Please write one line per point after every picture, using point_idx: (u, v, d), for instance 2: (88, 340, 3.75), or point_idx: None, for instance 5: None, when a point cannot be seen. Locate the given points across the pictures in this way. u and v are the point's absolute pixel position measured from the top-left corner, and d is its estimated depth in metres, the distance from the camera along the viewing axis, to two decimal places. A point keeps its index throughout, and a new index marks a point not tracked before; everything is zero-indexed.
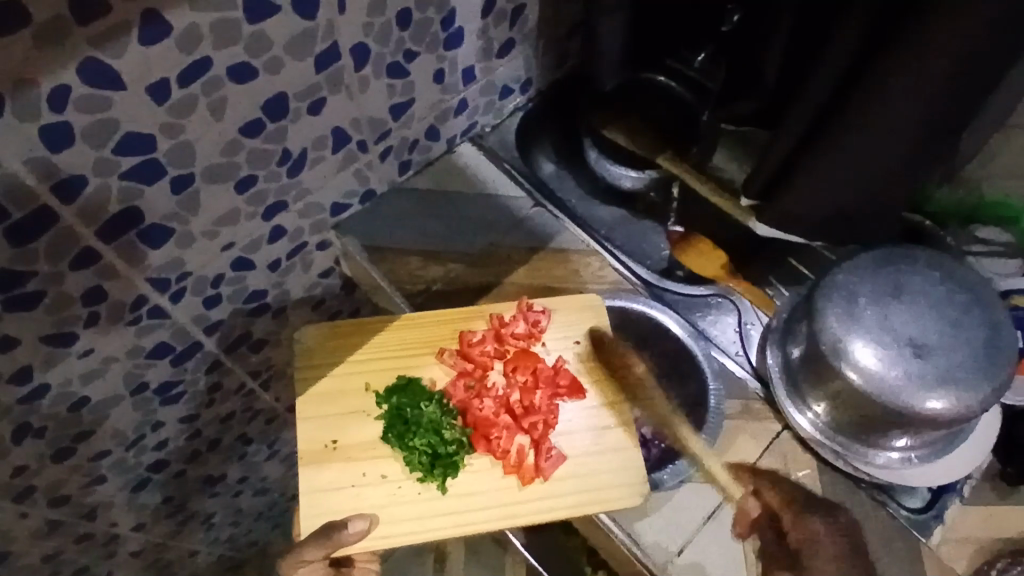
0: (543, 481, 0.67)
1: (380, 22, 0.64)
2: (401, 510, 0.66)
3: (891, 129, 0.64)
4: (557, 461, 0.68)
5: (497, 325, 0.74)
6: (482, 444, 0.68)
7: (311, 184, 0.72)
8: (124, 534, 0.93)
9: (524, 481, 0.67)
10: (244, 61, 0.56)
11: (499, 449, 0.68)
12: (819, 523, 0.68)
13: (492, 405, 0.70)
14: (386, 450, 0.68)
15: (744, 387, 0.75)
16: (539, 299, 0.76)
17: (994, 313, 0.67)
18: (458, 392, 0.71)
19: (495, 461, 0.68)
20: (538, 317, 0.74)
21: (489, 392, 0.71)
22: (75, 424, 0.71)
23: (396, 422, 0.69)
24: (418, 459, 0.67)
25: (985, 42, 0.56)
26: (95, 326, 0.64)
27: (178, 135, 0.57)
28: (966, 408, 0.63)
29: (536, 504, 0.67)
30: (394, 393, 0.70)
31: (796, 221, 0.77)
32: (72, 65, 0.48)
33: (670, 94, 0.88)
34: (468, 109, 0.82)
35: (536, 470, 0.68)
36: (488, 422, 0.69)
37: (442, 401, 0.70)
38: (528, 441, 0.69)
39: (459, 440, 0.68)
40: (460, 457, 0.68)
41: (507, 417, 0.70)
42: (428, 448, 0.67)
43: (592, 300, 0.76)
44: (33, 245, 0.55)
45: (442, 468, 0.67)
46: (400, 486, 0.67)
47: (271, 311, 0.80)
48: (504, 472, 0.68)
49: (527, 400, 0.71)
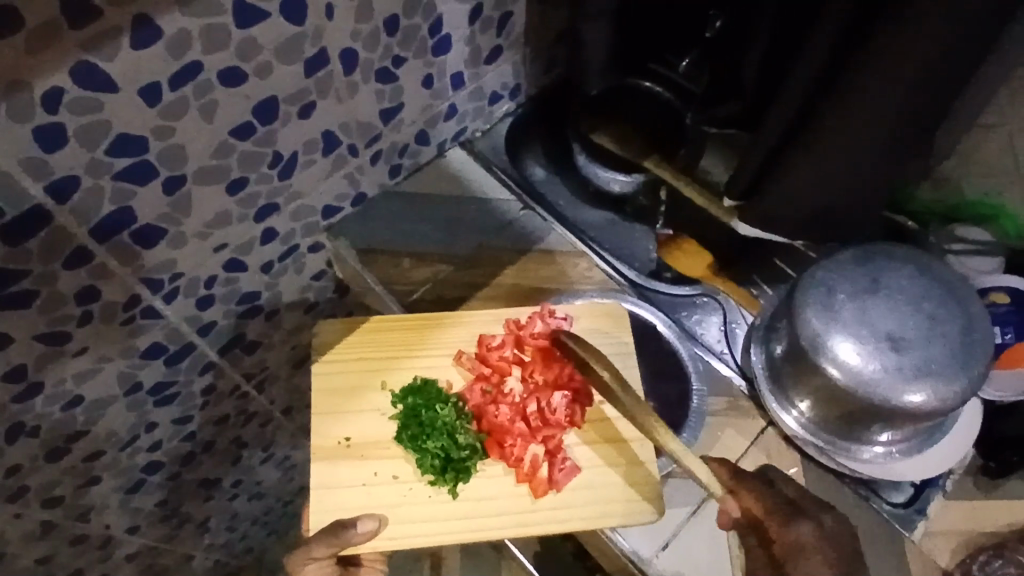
0: (556, 493, 0.68)
1: (368, 29, 0.65)
2: (414, 511, 0.67)
3: (865, 129, 0.66)
4: (570, 473, 0.69)
5: (515, 329, 0.74)
6: (496, 451, 0.69)
7: (302, 187, 0.73)
8: (119, 537, 0.93)
9: (537, 493, 0.68)
10: (234, 66, 0.58)
11: (512, 456, 0.69)
12: (806, 533, 0.65)
13: (508, 412, 0.70)
14: (398, 451, 0.70)
15: (728, 385, 0.77)
16: (562, 306, 0.77)
17: (968, 305, 0.68)
18: (474, 397, 0.71)
19: (507, 469, 0.69)
20: (559, 323, 0.75)
21: (506, 399, 0.71)
22: (70, 423, 0.72)
23: (410, 423, 0.70)
24: (430, 462, 0.68)
25: (953, 42, 0.57)
26: (88, 325, 0.65)
27: (170, 137, 0.58)
28: (944, 401, 0.64)
29: (548, 513, 0.67)
30: (410, 394, 0.71)
31: (776, 221, 0.79)
32: (64, 68, 0.49)
33: (658, 99, 0.89)
34: (457, 114, 0.84)
35: (550, 482, 0.68)
36: (503, 429, 0.69)
37: (457, 405, 0.71)
38: (541, 451, 0.69)
39: (473, 445, 0.69)
40: (472, 463, 0.68)
41: (523, 425, 0.70)
42: (441, 452, 0.68)
43: (610, 306, 0.77)
44: (26, 244, 0.56)
45: (453, 472, 0.68)
46: (412, 488, 0.68)
47: (264, 313, 0.82)
48: (517, 480, 0.68)
49: (543, 406, 0.71)
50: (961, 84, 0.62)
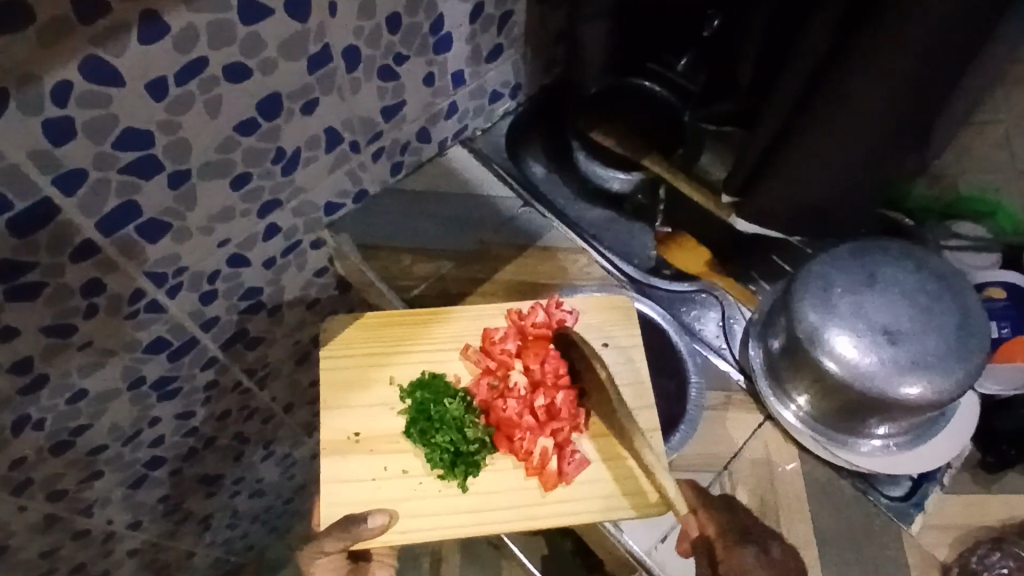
0: (566, 485, 0.69)
1: (370, 26, 0.66)
2: (422, 505, 0.68)
3: (860, 125, 0.66)
4: (579, 465, 0.69)
5: (516, 319, 0.74)
6: (506, 445, 0.69)
7: (304, 183, 0.74)
8: (121, 532, 0.94)
9: (548, 486, 0.68)
10: (239, 61, 0.59)
11: (522, 450, 0.69)
12: (751, 559, 0.67)
13: (516, 406, 0.69)
14: (408, 445, 0.70)
15: (727, 379, 0.77)
16: (569, 301, 0.77)
17: (964, 298, 0.69)
18: (482, 392, 0.71)
19: (517, 462, 0.69)
20: (565, 316, 0.75)
21: (512, 393, 0.70)
22: (74, 417, 0.72)
23: (419, 417, 0.70)
24: (440, 456, 0.68)
25: (944, 39, 0.58)
26: (93, 318, 0.66)
27: (176, 132, 0.59)
28: (940, 393, 0.65)
29: (558, 507, 0.68)
30: (419, 388, 0.72)
31: (774, 217, 0.80)
32: (74, 63, 0.50)
33: (655, 100, 0.90)
34: (458, 112, 0.85)
35: (559, 475, 0.68)
36: (511, 423, 0.69)
37: (465, 399, 0.71)
38: (551, 444, 0.69)
39: (482, 439, 0.69)
40: (481, 456, 0.69)
41: (531, 419, 0.69)
42: (450, 445, 0.69)
43: (624, 300, 0.77)
44: (34, 236, 0.57)
45: (463, 466, 0.68)
46: (421, 482, 0.68)
47: (267, 309, 0.82)
48: (526, 474, 0.69)
49: (551, 402, 0.70)
50: (953, 80, 0.63)
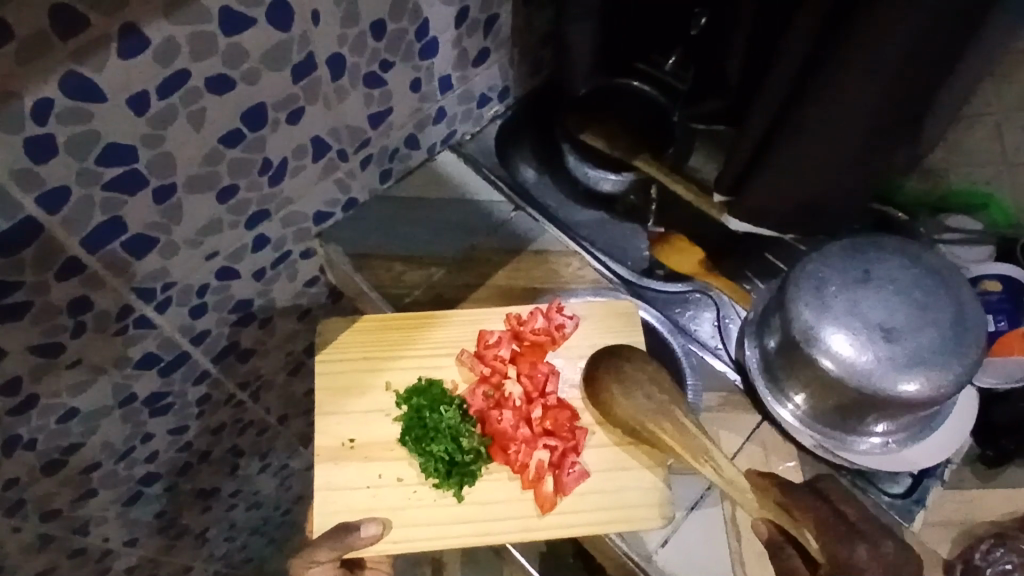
0: (564, 497, 0.68)
1: (355, 33, 0.65)
2: (418, 515, 0.67)
3: (852, 122, 0.66)
4: (579, 477, 0.68)
5: (515, 324, 0.74)
6: (501, 456, 0.69)
7: (292, 194, 0.73)
8: (117, 549, 0.93)
9: (544, 509, 0.67)
10: (222, 72, 0.58)
11: (517, 462, 0.68)
12: (861, 553, 0.66)
13: (512, 418, 0.70)
14: (404, 453, 0.69)
15: (724, 379, 0.77)
16: (572, 304, 0.76)
17: (958, 292, 0.68)
18: (478, 401, 0.71)
19: (513, 474, 0.69)
20: (564, 322, 0.75)
21: (509, 404, 0.70)
22: (65, 435, 0.72)
23: (414, 426, 0.69)
24: (435, 466, 0.68)
25: (928, 36, 0.58)
26: (82, 336, 0.65)
27: (159, 145, 0.58)
28: (939, 389, 0.64)
29: (560, 519, 0.67)
30: (415, 394, 0.71)
31: (769, 215, 0.79)
32: (54, 80, 0.49)
33: (646, 98, 0.89)
34: (447, 117, 0.84)
35: (558, 489, 0.68)
36: (506, 435, 0.69)
37: (461, 406, 0.70)
38: (548, 458, 0.68)
39: (477, 449, 0.68)
40: (477, 467, 0.68)
41: (526, 431, 0.69)
42: (445, 455, 0.68)
43: (626, 306, 0.76)
44: (20, 255, 0.56)
45: (458, 476, 0.67)
46: (417, 490, 0.68)
47: (258, 320, 0.82)
48: (522, 486, 0.68)
49: (547, 415, 0.70)
50: (943, 76, 0.63)
